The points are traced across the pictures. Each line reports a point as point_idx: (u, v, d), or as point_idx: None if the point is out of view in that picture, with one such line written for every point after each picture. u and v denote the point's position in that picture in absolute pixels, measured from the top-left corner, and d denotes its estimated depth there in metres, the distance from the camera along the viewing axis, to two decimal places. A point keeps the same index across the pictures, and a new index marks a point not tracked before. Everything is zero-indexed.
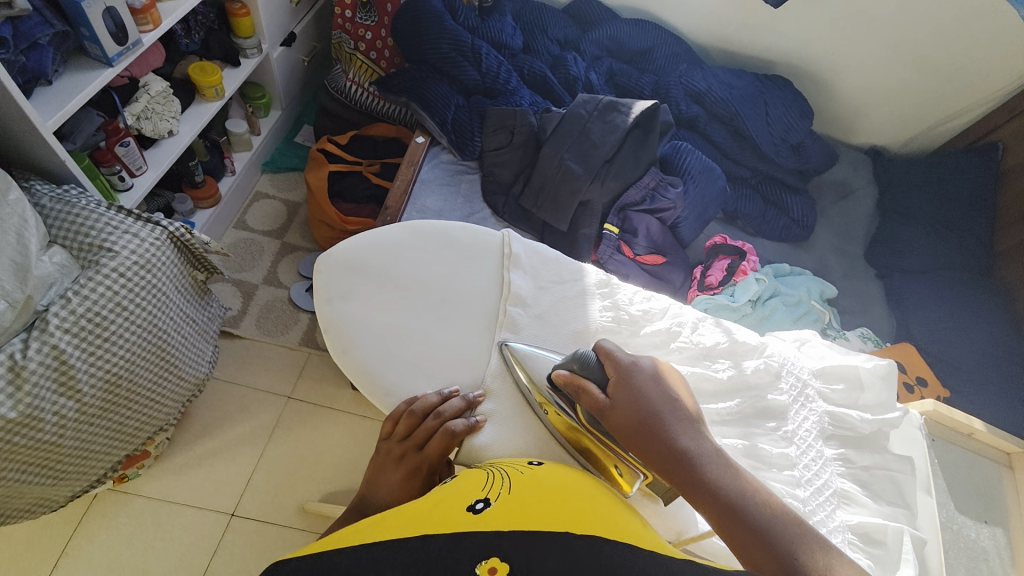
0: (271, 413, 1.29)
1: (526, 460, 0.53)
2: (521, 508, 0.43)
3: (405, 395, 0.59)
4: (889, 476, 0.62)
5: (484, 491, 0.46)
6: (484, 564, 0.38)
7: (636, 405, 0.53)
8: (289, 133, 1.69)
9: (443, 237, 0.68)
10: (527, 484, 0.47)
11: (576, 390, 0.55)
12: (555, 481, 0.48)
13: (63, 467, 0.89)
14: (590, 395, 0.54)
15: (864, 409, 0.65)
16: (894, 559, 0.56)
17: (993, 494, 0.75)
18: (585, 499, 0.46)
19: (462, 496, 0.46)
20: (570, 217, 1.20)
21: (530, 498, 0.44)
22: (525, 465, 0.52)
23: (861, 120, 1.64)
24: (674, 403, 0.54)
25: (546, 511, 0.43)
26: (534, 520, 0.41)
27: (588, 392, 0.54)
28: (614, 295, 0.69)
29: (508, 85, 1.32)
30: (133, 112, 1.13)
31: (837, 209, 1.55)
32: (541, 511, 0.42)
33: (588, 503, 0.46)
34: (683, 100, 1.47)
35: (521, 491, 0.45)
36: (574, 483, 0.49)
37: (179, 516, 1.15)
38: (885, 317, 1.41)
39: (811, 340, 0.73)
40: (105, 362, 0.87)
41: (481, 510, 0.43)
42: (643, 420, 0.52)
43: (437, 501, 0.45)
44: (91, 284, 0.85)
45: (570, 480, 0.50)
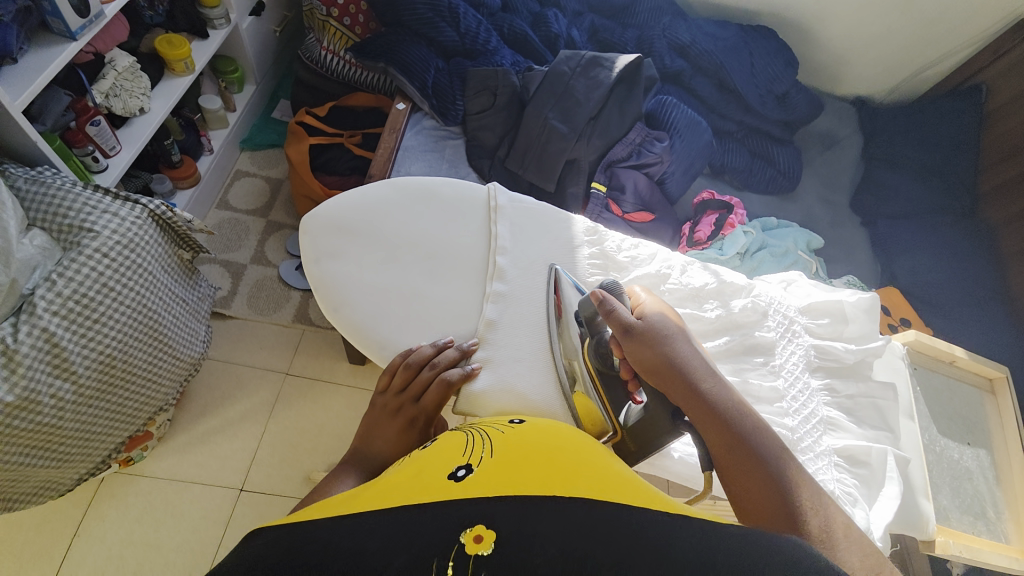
0: (270, 390, 1.30)
1: (505, 419, 0.53)
2: (501, 474, 0.42)
3: (401, 348, 0.59)
4: (873, 403, 0.64)
5: (466, 457, 0.46)
6: (468, 531, 0.35)
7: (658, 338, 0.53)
8: (266, 109, 1.65)
9: (427, 192, 0.66)
10: (507, 446, 0.47)
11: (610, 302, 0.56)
12: (532, 439, 0.48)
13: (66, 449, 0.90)
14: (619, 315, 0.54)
15: (848, 341, 0.67)
16: (879, 478, 0.59)
17: (975, 416, 0.78)
18: (567, 455, 0.46)
19: (442, 464, 0.45)
20: (557, 176, 1.19)
21: (512, 460, 0.44)
22: (505, 424, 0.53)
23: (847, 67, 1.63)
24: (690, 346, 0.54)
25: (529, 473, 0.42)
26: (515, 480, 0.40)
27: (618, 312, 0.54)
28: (602, 243, 0.67)
29: (488, 44, 1.29)
30: (101, 90, 1.09)
31: (822, 159, 1.56)
32: (519, 472, 0.42)
33: (569, 459, 0.45)
34: (667, 53, 1.45)
35: (503, 458, 0.45)
36: (554, 437, 0.50)
37: (187, 493, 1.17)
38: (871, 262, 1.43)
39: (798, 280, 0.74)
40: (98, 343, 0.87)
41: (463, 477, 0.43)
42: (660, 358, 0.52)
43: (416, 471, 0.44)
44: (75, 265, 0.84)
45: (550, 433, 0.50)
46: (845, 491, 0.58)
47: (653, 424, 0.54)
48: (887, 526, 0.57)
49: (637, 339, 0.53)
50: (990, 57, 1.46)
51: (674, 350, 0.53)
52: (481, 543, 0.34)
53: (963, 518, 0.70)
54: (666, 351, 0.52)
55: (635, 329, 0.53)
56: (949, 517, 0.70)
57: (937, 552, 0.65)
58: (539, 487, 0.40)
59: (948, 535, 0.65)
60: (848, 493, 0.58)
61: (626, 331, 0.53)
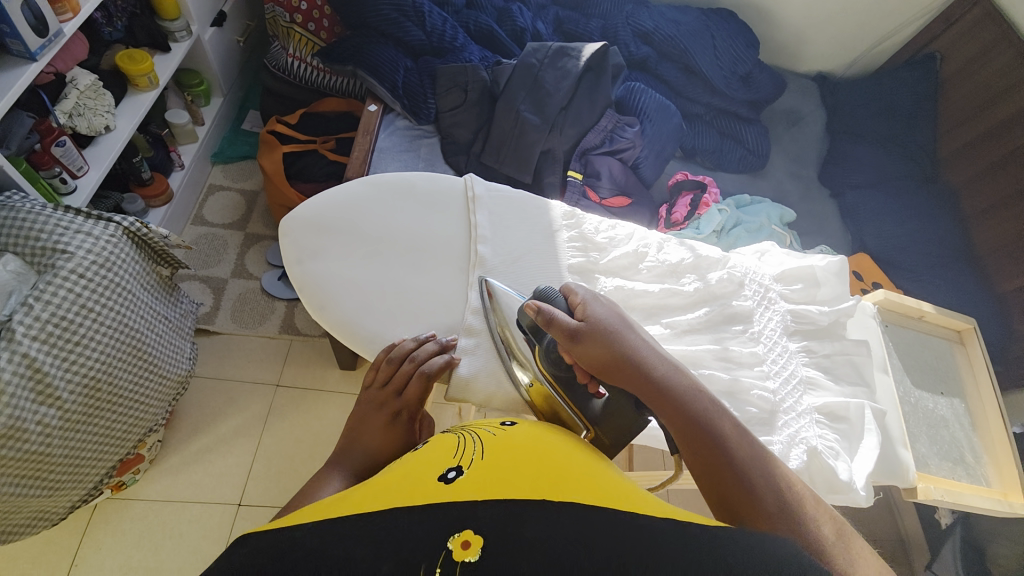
0: (262, 403, 1.29)
1: (498, 422, 0.55)
2: (490, 476, 0.43)
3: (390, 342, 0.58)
4: (849, 360, 0.67)
5: (457, 460, 0.47)
6: (457, 537, 0.36)
7: (602, 334, 0.51)
8: (235, 121, 1.62)
9: (405, 187, 0.66)
10: (497, 449, 0.48)
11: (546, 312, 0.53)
12: (520, 441, 0.49)
13: (56, 476, 0.89)
14: (560, 321, 0.52)
15: (821, 304, 0.70)
16: (858, 431, 0.62)
17: (947, 367, 0.82)
18: (556, 456, 0.47)
19: (433, 466, 0.46)
20: (533, 167, 1.20)
21: (501, 463, 0.45)
22: (497, 428, 0.54)
23: (806, 44, 1.68)
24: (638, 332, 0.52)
25: (518, 474, 0.43)
26: (505, 482, 0.41)
27: (559, 319, 0.52)
28: (580, 225, 0.67)
29: (455, 42, 1.29)
30: (64, 110, 1.06)
31: (789, 135, 1.61)
32: (508, 474, 0.43)
33: (556, 460, 0.46)
34: (632, 41, 1.48)
35: (493, 459, 0.46)
36: (541, 439, 0.50)
37: (185, 513, 1.16)
38: (842, 232, 1.48)
39: (771, 249, 0.76)
40: (82, 366, 0.85)
41: (454, 479, 0.43)
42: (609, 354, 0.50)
43: (408, 473, 0.45)
44: (51, 288, 0.82)
45: (536, 436, 0.51)
46: (827, 445, 0.61)
47: (616, 414, 0.53)
48: (869, 475, 0.59)
49: (580, 341, 0.51)
50: (940, 27, 1.51)
51: (620, 341, 0.51)
52: (468, 550, 0.35)
53: (942, 464, 0.74)
54: (612, 344, 0.51)
55: (575, 330, 0.51)
56: (928, 464, 0.73)
57: (919, 498, 0.68)
58: (528, 489, 0.41)
59: (928, 481, 0.68)
60: (831, 447, 0.60)
61: (570, 334, 0.51)
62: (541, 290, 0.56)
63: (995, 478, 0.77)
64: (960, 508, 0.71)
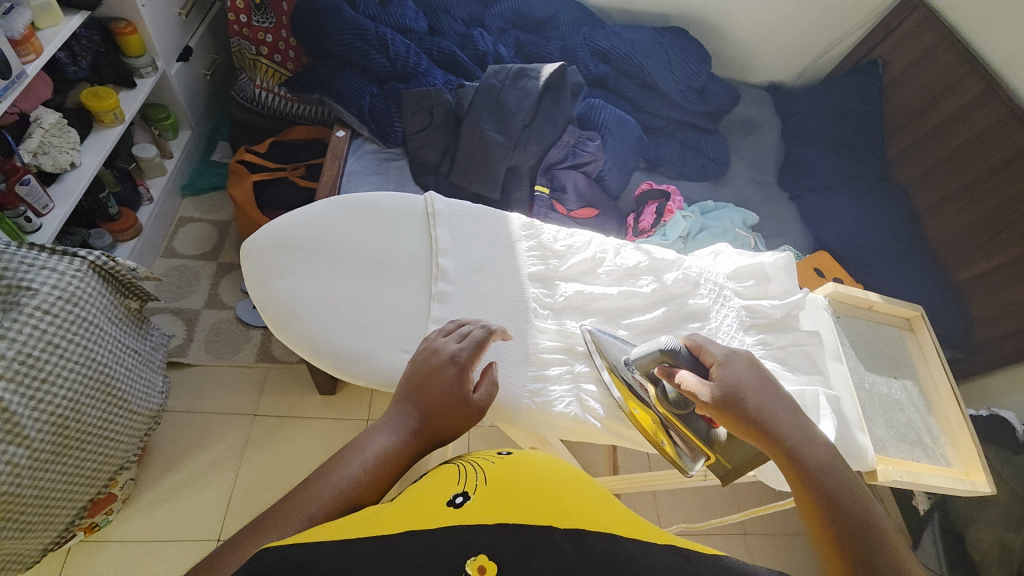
0: (238, 434, 1.27)
1: (494, 452, 0.54)
2: (499, 505, 0.44)
3: (357, 357, 0.55)
4: (802, 350, 0.70)
5: (461, 484, 0.48)
6: (473, 562, 0.38)
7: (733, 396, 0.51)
8: (206, 152, 1.63)
9: (366, 204, 0.64)
10: (500, 472, 0.49)
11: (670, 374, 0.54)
12: (522, 465, 0.51)
13: (27, 518, 0.85)
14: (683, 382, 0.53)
15: (773, 298, 0.73)
16: (815, 417, 0.64)
17: (899, 354, 0.86)
18: (556, 483, 0.48)
19: (438, 492, 0.47)
20: (500, 183, 1.24)
21: (507, 488, 0.46)
22: (495, 456, 0.53)
23: (757, 57, 1.77)
24: (773, 395, 0.52)
25: (524, 502, 0.45)
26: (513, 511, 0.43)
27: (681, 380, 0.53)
28: (539, 236, 0.69)
29: (419, 67, 1.33)
30: (28, 149, 1.05)
31: (747, 143, 1.69)
32: (518, 501, 0.44)
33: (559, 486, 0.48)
34: (590, 61, 1.55)
35: (497, 483, 0.48)
36: (540, 463, 0.52)
37: (160, 552, 1.12)
38: (803, 233, 1.55)
39: (724, 250, 0.79)
40: (49, 404, 0.83)
41: (461, 506, 0.44)
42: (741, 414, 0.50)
43: (415, 501, 0.45)
44: (16, 325, 0.81)
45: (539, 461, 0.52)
46: None
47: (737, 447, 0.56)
48: None
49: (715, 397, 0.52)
50: (880, 35, 1.61)
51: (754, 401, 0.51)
52: None
53: (901, 447, 0.77)
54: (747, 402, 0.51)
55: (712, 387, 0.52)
56: (886, 447, 0.76)
57: (880, 480, 0.70)
58: (533, 517, 0.43)
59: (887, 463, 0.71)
60: None
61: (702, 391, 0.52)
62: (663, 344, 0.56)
63: (955, 458, 0.79)
64: (923, 488, 0.74)
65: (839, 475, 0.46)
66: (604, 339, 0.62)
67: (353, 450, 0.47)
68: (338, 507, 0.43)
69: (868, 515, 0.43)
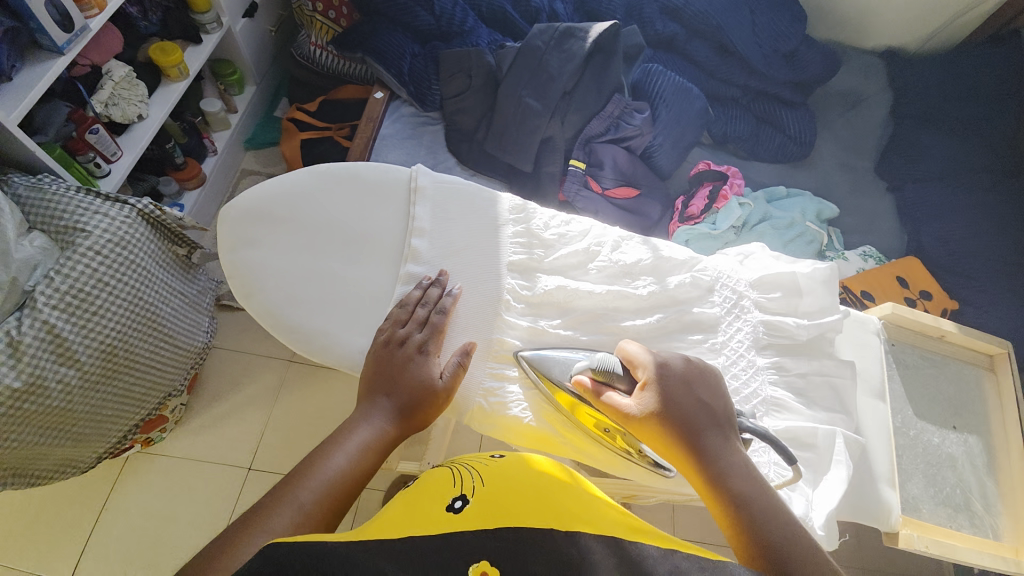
0: (274, 377, 1.37)
1: (486, 456, 0.56)
2: (497, 504, 0.45)
3: (311, 332, 0.55)
4: (827, 382, 0.59)
5: (458, 489, 0.49)
6: (476, 566, 0.38)
7: (657, 414, 0.48)
8: (268, 108, 1.70)
9: (347, 175, 0.62)
10: (495, 475, 0.50)
11: (596, 394, 0.51)
12: (517, 467, 0.51)
13: (80, 429, 0.97)
14: (611, 400, 0.50)
15: (802, 316, 0.62)
16: (825, 462, 0.55)
17: (969, 400, 0.77)
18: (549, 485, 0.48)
19: (437, 497, 0.48)
20: (533, 155, 1.17)
21: (504, 489, 0.47)
22: (488, 459, 0.55)
23: (873, 16, 1.47)
24: (705, 411, 0.49)
25: (524, 503, 0.45)
26: (512, 511, 0.44)
27: (609, 400, 0.50)
28: (528, 221, 0.63)
29: (464, 25, 1.25)
30: (100, 100, 1.14)
31: (844, 120, 1.44)
32: (516, 502, 0.45)
33: (557, 491, 0.48)
34: (658, 18, 1.37)
35: (493, 483, 0.49)
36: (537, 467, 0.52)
37: (199, 472, 1.25)
38: (894, 233, 1.32)
39: (756, 251, 0.68)
40: (98, 333, 0.92)
41: (461, 508, 0.45)
42: (668, 431, 0.48)
43: (416, 507, 0.47)
44: (71, 262, 0.90)
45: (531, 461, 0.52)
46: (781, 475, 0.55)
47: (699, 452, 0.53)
48: (829, 514, 0.53)
49: (638, 420, 0.49)
50: None
51: (682, 421, 0.48)
52: None
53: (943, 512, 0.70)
54: (673, 423, 0.48)
55: (634, 409, 0.49)
56: (921, 508, 0.69)
57: (901, 544, 0.62)
58: (532, 516, 0.44)
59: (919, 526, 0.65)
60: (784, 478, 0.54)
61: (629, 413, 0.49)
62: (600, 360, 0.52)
63: (1008, 530, 0.72)
64: (958, 562, 0.66)
65: (750, 481, 0.46)
66: (541, 361, 0.54)
67: (334, 446, 0.50)
68: (326, 500, 0.46)
69: (792, 544, 0.43)
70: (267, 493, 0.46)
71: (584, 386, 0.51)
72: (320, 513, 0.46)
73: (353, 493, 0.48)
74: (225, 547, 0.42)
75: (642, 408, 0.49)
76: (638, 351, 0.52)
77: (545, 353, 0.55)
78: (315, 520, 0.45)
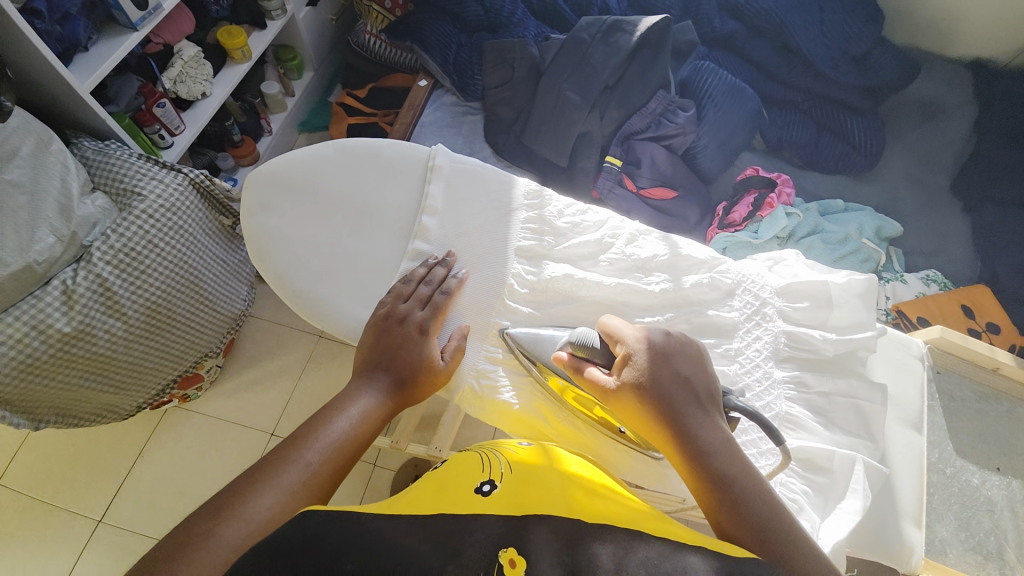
0: (304, 350, 1.42)
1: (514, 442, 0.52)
2: (526, 493, 0.43)
3: (315, 299, 0.56)
4: (853, 405, 0.56)
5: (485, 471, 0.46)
6: (504, 552, 0.36)
7: (636, 388, 0.47)
8: (324, 93, 1.78)
9: (367, 150, 0.62)
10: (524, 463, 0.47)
11: (576, 369, 0.50)
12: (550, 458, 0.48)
13: (122, 378, 1.05)
14: (591, 374, 0.49)
15: (830, 330, 0.58)
16: (840, 490, 0.52)
17: (1018, 443, 0.74)
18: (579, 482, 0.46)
19: (464, 478, 0.45)
20: (569, 150, 1.15)
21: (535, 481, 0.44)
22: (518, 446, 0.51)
23: (965, 20, 1.32)
24: (685, 388, 0.47)
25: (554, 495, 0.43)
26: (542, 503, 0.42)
27: (590, 373, 0.49)
28: (543, 207, 0.62)
29: (513, 17, 1.25)
30: (170, 76, 1.23)
31: (919, 133, 1.31)
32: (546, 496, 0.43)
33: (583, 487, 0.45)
34: (716, 15, 1.30)
35: (525, 471, 0.46)
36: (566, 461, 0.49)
37: (229, 433, 1.32)
38: (965, 258, 1.20)
39: (789, 259, 0.65)
40: (144, 290, 0.99)
41: (489, 491, 0.43)
42: (646, 407, 0.47)
43: (442, 485, 0.44)
44: (127, 222, 0.98)
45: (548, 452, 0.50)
46: (789, 498, 0.52)
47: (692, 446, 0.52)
48: (838, 543, 0.49)
49: (615, 394, 0.48)
50: None
51: (660, 396, 0.47)
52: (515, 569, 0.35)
53: (967, 556, 0.69)
54: (652, 398, 0.47)
55: (611, 381, 0.48)
56: (946, 550, 0.69)
57: None
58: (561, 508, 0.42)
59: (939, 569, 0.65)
60: (792, 501, 0.51)
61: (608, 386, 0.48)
62: (578, 334, 0.52)
63: None
64: None
65: (734, 462, 0.45)
66: (526, 338, 0.54)
67: (337, 412, 0.50)
68: (332, 460, 0.48)
69: (775, 522, 0.42)
70: (274, 450, 0.47)
71: (563, 361, 0.50)
72: (325, 473, 0.47)
73: (356, 454, 0.50)
74: (236, 497, 0.43)
75: (621, 382, 0.48)
76: (620, 324, 0.51)
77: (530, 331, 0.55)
78: (321, 478, 0.46)
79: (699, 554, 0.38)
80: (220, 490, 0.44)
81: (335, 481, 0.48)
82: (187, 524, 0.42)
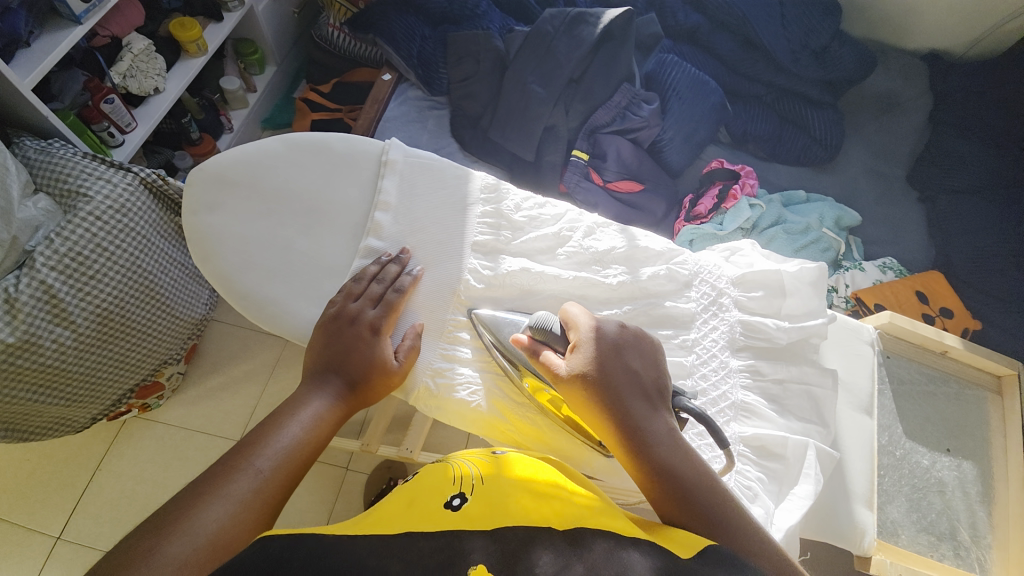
0: (271, 353, 1.38)
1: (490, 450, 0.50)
2: (501, 505, 0.42)
3: (261, 300, 0.54)
4: (806, 391, 0.57)
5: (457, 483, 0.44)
6: (474, 570, 0.36)
7: (588, 379, 0.47)
8: (288, 89, 1.73)
9: (317, 145, 0.60)
10: (501, 469, 0.46)
11: (532, 356, 0.50)
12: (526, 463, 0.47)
13: (74, 389, 1.00)
14: (546, 362, 0.49)
15: (784, 318, 0.59)
16: (793, 475, 0.54)
17: (964, 423, 0.78)
18: (556, 487, 0.45)
19: (435, 488, 0.44)
20: (535, 144, 1.14)
21: (509, 488, 0.43)
22: (490, 454, 0.50)
23: (917, 15, 1.36)
24: (635, 377, 0.48)
25: (526, 505, 0.42)
26: (512, 514, 0.41)
27: (545, 360, 0.49)
28: (500, 201, 0.61)
29: (476, 9, 1.23)
30: (118, 71, 1.17)
31: (876, 125, 1.35)
32: (521, 505, 0.42)
33: (558, 489, 0.45)
34: (680, 9, 1.31)
35: (498, 478, 0.45)
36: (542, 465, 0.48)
37: (194, 442, 1.27)
38: (921, 246, 1.24)
39: (744, 248, 0.65)
40: (93, 297, 0.94)
41: (460, 506, 0.42)
42: (598, 397, 0.47)
43: (412, 498, 0.43)
44: (72, 226, 0.92)
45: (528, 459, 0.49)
46: (744, 485, 0.53)
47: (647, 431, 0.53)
48: (791, 528, 0.51)
49: (566, 389, 0.48)
50: None
51: (611, 386, 0.47)
52: None
53: (916, 534, 0.71)
54: (602, 387, 0.47)
55: (565, 368, 0.49)
56: (899, 532, 0.71)
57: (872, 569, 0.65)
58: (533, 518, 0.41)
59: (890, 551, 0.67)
60: (747, 488, 0.52)
61: (561, 375, 0.48)
62: (537, 317, 0.52)
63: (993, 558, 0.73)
64: None
65: (681, 452, 0.46)
66: (492, 319, 0.54)
67: (287, 417, 0.48)
68: (285, 466, 0.46)
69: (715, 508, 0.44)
70: (221, 459, 0.45)
71: (521, 343, 0.50)
72: (278, 478, 0.45)
73: (311, 458, 0.48)
74: (181, 511, 0.41)
75: (574, 370, 0.48)
76: (575, 315, 0.51)
77: (497, 315, 0.54)
78: (274, 485, 0.45)
79: (650, 549, 0.39)
80: (164, 503, 0.42)
81: (289, 487, 0.46)
82: (126, 542, 0.40)
